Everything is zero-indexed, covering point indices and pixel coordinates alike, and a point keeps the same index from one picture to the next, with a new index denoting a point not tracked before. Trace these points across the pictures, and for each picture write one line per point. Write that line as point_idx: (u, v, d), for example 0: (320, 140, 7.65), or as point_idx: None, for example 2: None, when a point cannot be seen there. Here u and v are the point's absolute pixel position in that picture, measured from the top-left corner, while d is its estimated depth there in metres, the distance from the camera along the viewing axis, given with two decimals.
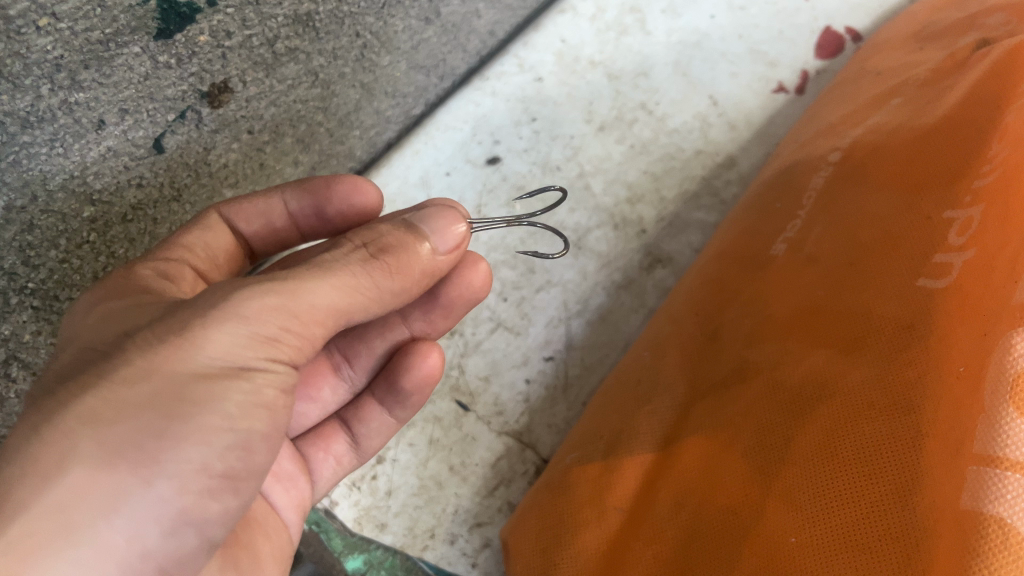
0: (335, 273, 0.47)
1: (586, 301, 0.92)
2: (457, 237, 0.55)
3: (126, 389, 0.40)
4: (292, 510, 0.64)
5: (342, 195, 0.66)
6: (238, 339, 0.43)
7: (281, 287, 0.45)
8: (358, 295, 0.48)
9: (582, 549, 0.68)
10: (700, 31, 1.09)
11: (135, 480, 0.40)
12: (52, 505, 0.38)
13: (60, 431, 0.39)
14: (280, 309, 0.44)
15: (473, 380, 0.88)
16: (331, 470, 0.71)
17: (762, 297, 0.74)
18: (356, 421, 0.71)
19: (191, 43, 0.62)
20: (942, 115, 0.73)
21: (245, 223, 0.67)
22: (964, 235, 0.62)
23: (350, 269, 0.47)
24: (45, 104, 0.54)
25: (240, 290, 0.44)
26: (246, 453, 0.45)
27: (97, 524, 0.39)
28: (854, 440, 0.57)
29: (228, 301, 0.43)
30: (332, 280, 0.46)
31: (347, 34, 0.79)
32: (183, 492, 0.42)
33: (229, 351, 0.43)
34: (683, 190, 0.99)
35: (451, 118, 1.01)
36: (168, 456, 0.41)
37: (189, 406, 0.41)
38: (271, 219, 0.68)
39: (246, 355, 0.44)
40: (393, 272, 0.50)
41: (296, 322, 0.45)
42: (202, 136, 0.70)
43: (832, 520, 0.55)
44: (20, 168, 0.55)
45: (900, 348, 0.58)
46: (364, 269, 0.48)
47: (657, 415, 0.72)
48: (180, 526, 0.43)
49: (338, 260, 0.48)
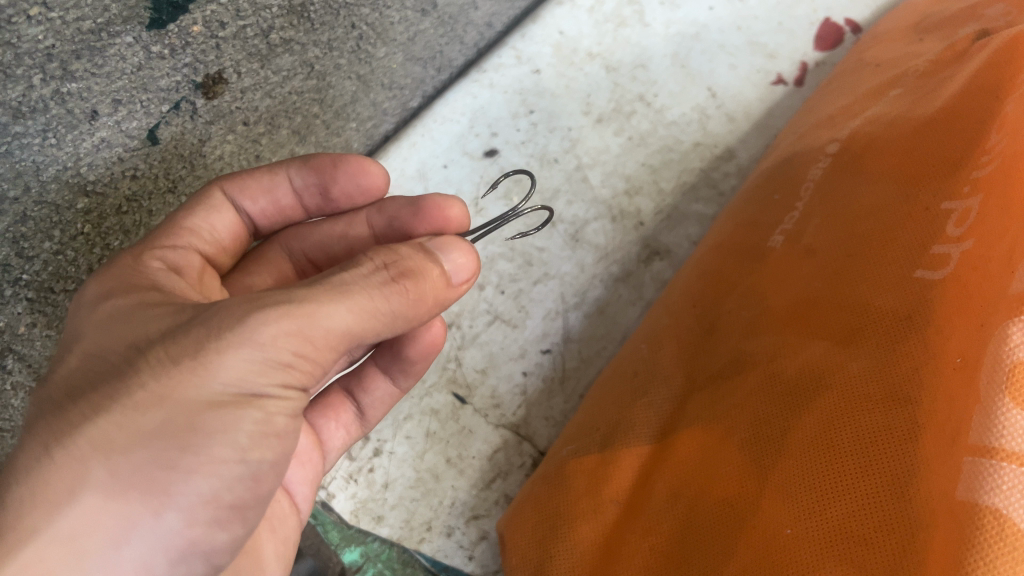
0: (351, 296, 0.44)
1: (584, 294, 0.92)
2: (469, 270, 0.52)
3: (139, 417, 0.40)
4: (306, 486, 0.63)
5: (348, 175, 0.66)
6: (249, 366, 0.42)
7: (296, 310, 0.43)
8: (374, 319, 0.46)
9: (578, 541, 0.68)
10: (699, 22, 1.08)
11: (145, 511, 0.40)
12: (63, 532, 0.38)
13: (74, 456, 0.39)
14: (295, 335, 0.43)
15: (471, 372, 0.88)
16: (340, 441, 0.70)
17: (759, 289, 0.74)
18: (359, 392, 0.71)
19: (184, 33, 0.62)
20: (941, 105, 0.72)
21: (251, 202, 0.66)
22: (962, 226, 0.62)
23: (367, 292, 0.45)
24: (38, 95, 0.54)
25: (255, 312, 0.42)
26: (256, 483, 0.45)
27: (105, 550, 0.39)
28: (851, 432, 0.57)
29: (243, 323, 0.42)
30: (348, 303, 0.44)
31: (343, 26, 0.78)
32: (192, 524, 0.42)
33: (241, 377, 0.42)
34: (681, 182, 0.99)
35: (448, 110, 1.00)
36: (179, 487, 0.41)
37: (199, 437, 0.41)
38: (277, 197, 0.67)
39: (258, 382, 0.43)
40: (408, 298, 0.47)
41: (311, 349, 0.44)
42: (196, 127, 0.69)
43: (827, 512, 0.55)
44: (13, 159, 0.55)
45: (898, 340, 0.58)
46: (381, 292, 0.46)
47: (653, 407, 0.72)
48: (189, 555, 0.42)
49: (355, 281, 0.45)
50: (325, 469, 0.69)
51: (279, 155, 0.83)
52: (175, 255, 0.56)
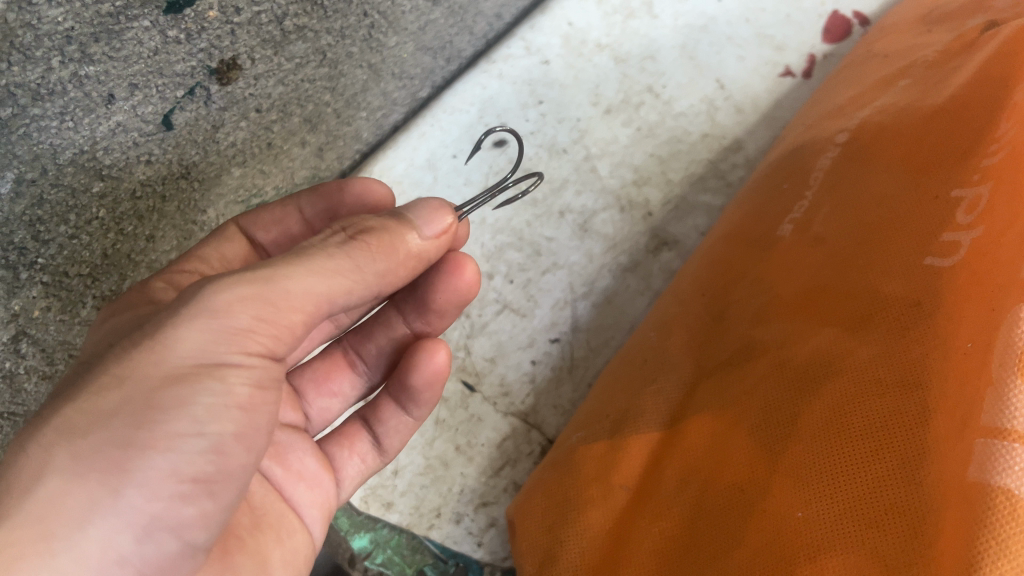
0: (311, 258, 0.46)
1: (592, 283, 0.92)
2: (443, 224, 0.54)
3: (99, 400, 0.40)
4: (315, 508, 0.62)
5: (357, 193, 0.67)
6: (209, 333, 0.42)
7: (253, 275, 0.43)
8: (341, 277, 0.47)
9: (587, 527, 0.68)
10: (708, 14, 1.08)
11: (104, 490, 0.39)
12: (30, 515, 0.37)
13: (39, 444, 0.39)
14: (254, 298, 0.43)
15: (479, 361, 0.89)
16: (356, 470, 0.69)
17: (769, 278, 0.74)
18: (374, 421, 0.70)
19: (200, 18, 0.62)
20: (951, 95, 0.73)
21: (263, 232, 0.67)
22: (972, 213, 0.62)
23: (326, 250, 0.47)
24: (56, 77, 0.54)
25: (209, 283, 0.42)
26: (219, 456, 0.44)
27: (71, 531, 0.38)
28: (861, 417, 0.57)
29: (200, 294, 0.42)
30: (307, 263, 0.46)
31: (356, 14, 0.78)
32: (153, 499, 0.41)
33: (203, 346, 0.42)
34: (689, 173, 0.99)
35: (458, 100, 1.00)
36: (137, 464, 0.40)
37: (157, 412, 0.40)
38: (288, 227, 0.68)
39: (219, 351, 0.42)
40: (376, 253, 0.49)
41: (272, 312, 0.44)
42: (210, 114, 0.70)
43: (838, 496, 0.55)
44: (31, 141, 0.55)
45: (907, 326, 0.58)
46: (343, 252, 0.47)
47: (663, 394, 0.73)
48: (153, 532, 0.41)
49: (315, 245, 0.47)
50: (339, 500, 0.68)
51: (291, 143, 0.83)
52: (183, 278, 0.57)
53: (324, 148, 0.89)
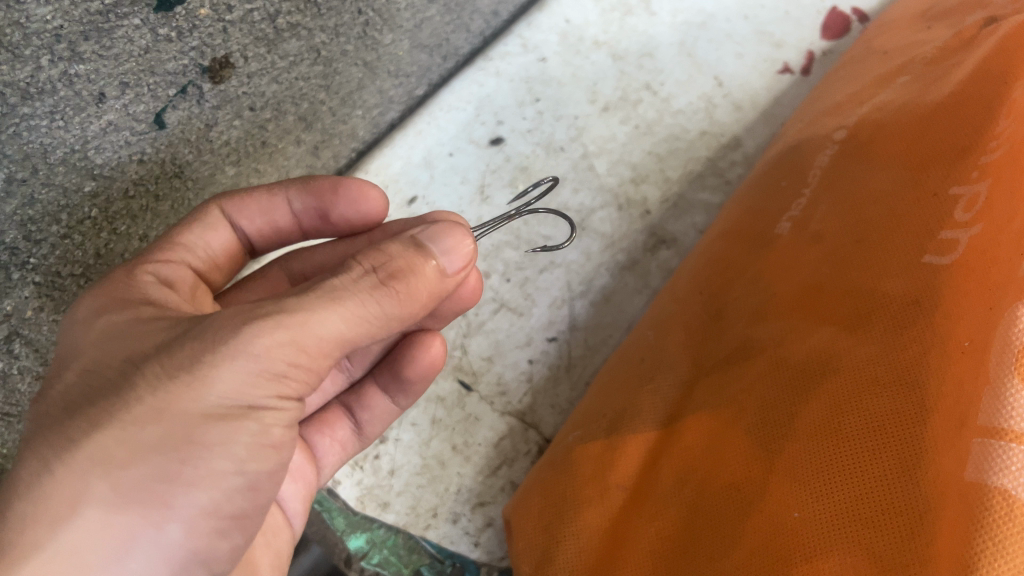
0: (343, 304, 0.45)
1: (590, 282, 0.92)
2: (464, 256, 0.53)
3: (138, 432, 0.42)
4: (297, 501, 0.63)
5: (348, 201, 0.65)
6: (246, 377, 0.43)
7: (288, 319, 0.44)
8: (366, 324, 0.47)
9: (583, 527, 0.67)
10: (706, 11, 1.08)
11: (146, 522, 0.42)
12: (70, 543, 0.40)
13: (76, 472, 0.41)
14: (290, 345, 0.44)
15: (477, 360, 0.88)
16: (336, 457, 0.71)
17: (766, 275, 0.74)
18: (358, 408, 0.71)
19: (191, 16, 0.62)
20: (950, 91, 0.72)
21: (248, 222, 0.65)
22: (971, 211, 0.61)
23: (358, 299, 0.46)
24: (46, 76, 0.54)
25: (250, 323, 0.43)
26: (253, 492, 0.47)
27: (111, 560, 0.41)
28: (859, 416, 0.57)
29: (238, 336, 0.43)
30: (338, 310, 0.45)
31: (350, 12, 0.78)
32: (191, 535, 0.44)
33: (238, 389, 0.44)
34: (687, 171, 0.98)
35: (454, 98, 1.00)
36: (178, 500, 0.43)
37: (197, 452, 0.43)
38: (275, 218, 0.66)
39: (253, 394, 0.44)
40: (403, 298, 0.48)
41: (305, 358, 0.45)
42: (203, 112, 0.69)
43: (834, 495, 0.55)
44: (20, 141, 0.55)
45: (905, 324, 0.58)
46: (372, 298, 0.46)
47: (660, 394, 0.72)
48: (189, 564, 0.45)
49: (346, 288, 0.46)
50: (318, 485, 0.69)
51: (286, 141, 0.83)
52: (168, 270, 0.56)
53: (320, 147, 0.88)
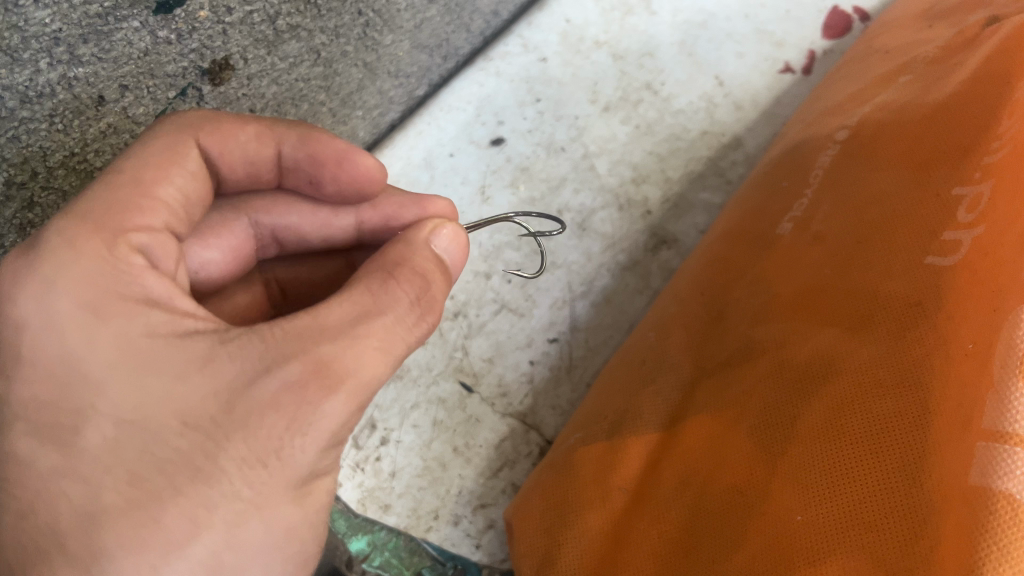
0: (393, 343, 0.46)
1: (591, 283, 0.91)
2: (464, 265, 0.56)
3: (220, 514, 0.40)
4: None
5: (350, 177, 0.60)
6: (319, 444, 0.43)
7: (352, 371, 0.43)
8: (402, 353, 0.48)
9: (585, 529, 0.67)
10: (706, 11, 1.08)
11: None
12: None
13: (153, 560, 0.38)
14: (355, 399, 0.44)
15: (478, 361, 0.88)
16: None
17: (767, 276, 0.74)
18: None
19: (191, 18, 0.61)
20: (952, 91, 0.72)
21: (230, 179, 0.59)
22: (973, 212, 0.61)
23: (404, 337, 0.47)
24: (44, 79, 0.53)
25: (320, 387, 0.42)
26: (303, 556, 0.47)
27: None
28: (861, 418, 0.56)
29: (316, 405, 0.42)
30: (390, 352, 0.46)
31: (350, 13, 0.77)
32: None
33: (309, 458, 0.43)
34: (688, 171, 0.98)
35: (455, 98, 1.00)
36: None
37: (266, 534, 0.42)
38: (260, 176, 0.60)
39: (321, 466, 0.45)
40: (430, 321, 0.50)
41: (361, 400, 0.46)
42: (203, 114, 0.69)
43: (837, 497, 0.55)
44: (20, 144, 0.55)
45: (907, 325, 0.58)
46: (410, 329, 0.48)
47: (661, 396, 0.72)
48: None
49: (392, 323, 0.46)
50: None
51: None
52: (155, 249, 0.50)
53: None
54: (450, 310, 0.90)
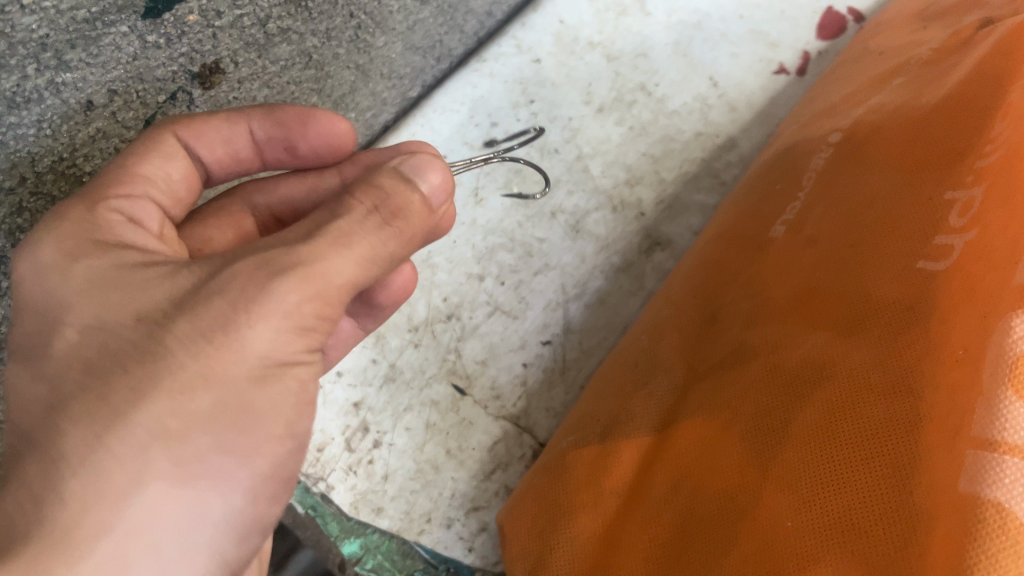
0: (355, 247, 0.44)
1: (585, 284, 0.92)
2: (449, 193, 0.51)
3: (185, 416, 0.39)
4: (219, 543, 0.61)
5: (317, 133, 0.61)
6: (281, 335, 0.42)
7: (307, 273, 0.42)
8: (375, 267, 0.45)
9: (577, 533, 0.67)
10: (702, 11, 1.08)
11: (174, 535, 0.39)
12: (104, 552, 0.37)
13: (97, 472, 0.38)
14: (314, 299, 0.42)
15: (471, 364, 0.87)
16: None
17: (761, 280, 0.73)
18: None
19: (180, 22, 0.61)
20: (945, 94, 0.72)
21: (208, 152, 0.58)
22: (965, 216, 0.61)
23: (366, 240, 0.44)
24: (32, 84, 0.53)
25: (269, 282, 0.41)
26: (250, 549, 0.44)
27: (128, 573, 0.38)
28: (853, 424, 0.56)
29: (259, 295, 0.41)
30: (348, 254, 0.43)
31: (342, 15, 0.77)
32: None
33: (272, 348, 0.42)
34: (682, 172, 0.99)
35: (448, 99, 0.99)
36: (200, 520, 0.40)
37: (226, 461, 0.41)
38: (236, 148, 0.60)
39: (287, 350, 0.43)
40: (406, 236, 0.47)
41: (330, 310, 0.44)
42: (194, 118, 0.69)
43: (827, 505, 0.55)
44: (7, 150, 0.54)
45: (899, 330, 0.58)
46: (378, 238, 0.45)
47: (653, 399, 0.72)
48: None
49: (350, 228, 0.44)
50: None
51: None
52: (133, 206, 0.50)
53: None
54: (443, 312, 0.89)
